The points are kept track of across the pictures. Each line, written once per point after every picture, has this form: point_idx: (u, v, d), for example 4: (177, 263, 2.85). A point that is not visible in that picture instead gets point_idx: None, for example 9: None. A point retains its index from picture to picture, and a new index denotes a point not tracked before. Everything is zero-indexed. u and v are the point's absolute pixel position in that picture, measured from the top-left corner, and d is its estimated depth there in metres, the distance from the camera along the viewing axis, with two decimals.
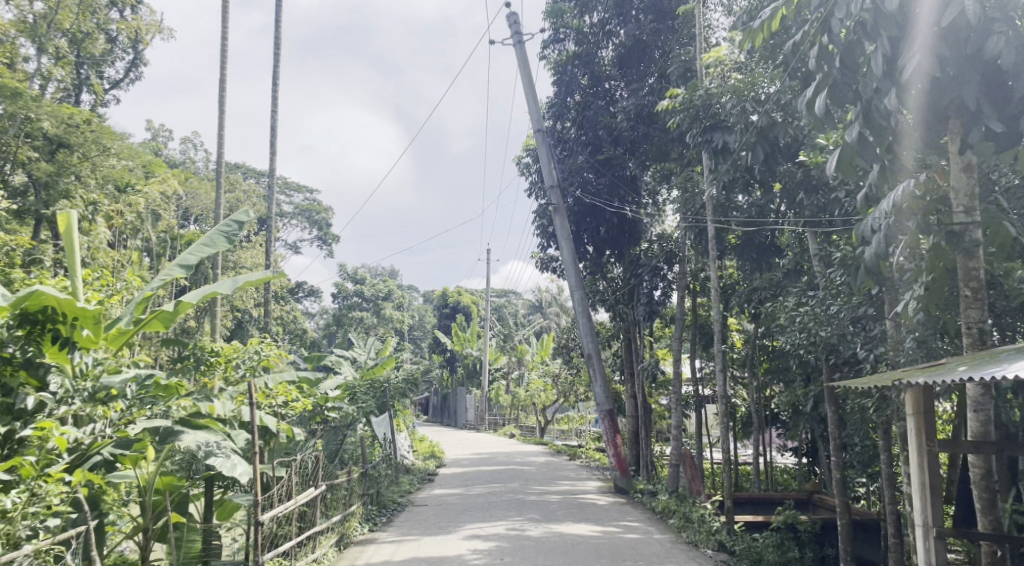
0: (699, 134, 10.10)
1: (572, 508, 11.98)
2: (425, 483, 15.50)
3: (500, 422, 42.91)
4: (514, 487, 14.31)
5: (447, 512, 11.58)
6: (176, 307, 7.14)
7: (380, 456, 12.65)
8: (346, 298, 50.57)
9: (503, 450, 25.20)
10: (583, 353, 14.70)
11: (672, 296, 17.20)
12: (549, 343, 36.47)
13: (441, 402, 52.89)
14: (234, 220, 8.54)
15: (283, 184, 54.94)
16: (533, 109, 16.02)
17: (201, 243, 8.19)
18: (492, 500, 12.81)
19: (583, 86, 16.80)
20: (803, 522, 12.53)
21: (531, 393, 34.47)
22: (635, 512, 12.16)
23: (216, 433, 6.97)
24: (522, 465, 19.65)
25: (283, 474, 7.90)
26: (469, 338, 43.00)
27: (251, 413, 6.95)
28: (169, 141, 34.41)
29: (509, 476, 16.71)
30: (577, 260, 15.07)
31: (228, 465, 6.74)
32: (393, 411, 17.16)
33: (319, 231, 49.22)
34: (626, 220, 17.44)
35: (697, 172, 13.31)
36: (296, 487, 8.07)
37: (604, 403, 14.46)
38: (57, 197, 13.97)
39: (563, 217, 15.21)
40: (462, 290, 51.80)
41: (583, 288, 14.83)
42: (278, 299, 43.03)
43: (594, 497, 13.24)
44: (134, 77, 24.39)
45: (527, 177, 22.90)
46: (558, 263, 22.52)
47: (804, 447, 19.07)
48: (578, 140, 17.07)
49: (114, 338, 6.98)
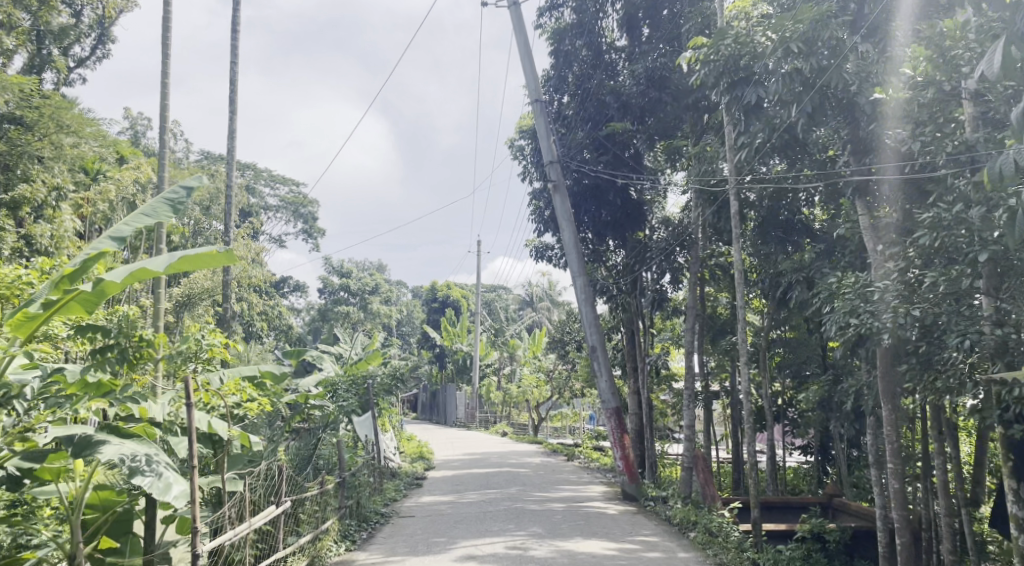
0: (727, 91, 8.72)
1: (578, 520, 10.64)
2: (414, 488, 14.19)
3: (491, 420, 41.60)
4: (512, 493, 13.01)
5: (437, 524, 10.24)
6: (98, 288, 5.81)
7: (365, 460, 11.35)
8: (332, 293, 49.15)
9: (496, 450, 23.89)
10: (586, 346, 13.34)
11: (681, 283, 15.97)
12: (541, 338, 35.22)
13: (430, 400, 51.51)
14: (181, 186, 7.01)
15: (266, 176, 53.40)
16: (531, 79, 14.64)
17: (141, 212, 6.68)
18: (488, 509, 11.50)
19: (582, 57, 15.50)
20: (833, 531, 11.37)
21: (523, 389, 33.08)
22: (648, 523, 10.86)
23: (147, 444, 5.67)
24: (518, 467, 18.32)
25: (237, 490, 6.50)
26: (458, 333, 41.67)
27: (190, 417, 5.57)
28: (145, 129, 32.94)
29: (505, 481, 15.37)
30: (580, 242, 13.71)
31: (160, 485, 5.41)
32: (377, 411, 15.82)
33: (304, 225, 47.74)
34: (630, 202, 16.10)
35: (712, 145, 12.02)
36: (250, 507, 6.70)
37: (611, 400, 13.14)
38: (15, 180, 12.12)
39: (564, 195, 13.74)
40: (451, 284, 50.49)
41: (586, 273, 13.49)
42: (262, 294, 41.59)
43: (601, 505, 11.93)
44: (101, 55, 22.88)
45: (519, 161, 21.59)
46: (553, 252, 21.30)
47: (814, 445, 17.90)
48: (578, 115, 15.76)
49: (18, 324, 5.72)
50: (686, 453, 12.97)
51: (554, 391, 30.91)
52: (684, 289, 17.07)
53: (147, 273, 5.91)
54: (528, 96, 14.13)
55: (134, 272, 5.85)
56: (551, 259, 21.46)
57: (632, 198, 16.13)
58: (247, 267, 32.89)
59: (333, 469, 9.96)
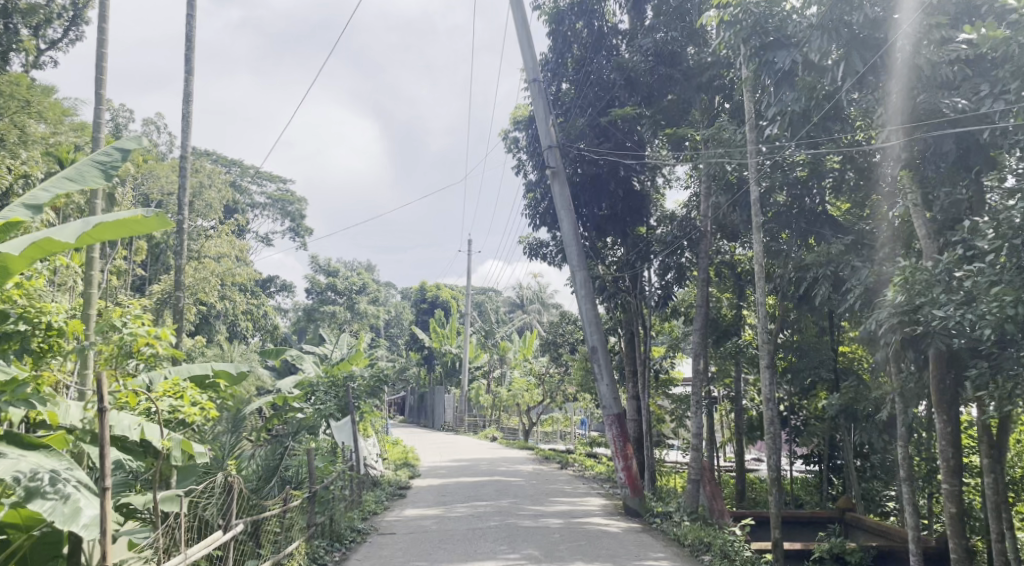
0: None
1: (579, 540, 9.55)
2: (396, 499, 13.10)
3: (480, 423, 40.52)
4: (503, 506, 11.94)
5: (420, 545, 9.13)
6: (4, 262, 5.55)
7: (342, 469, 10.27)
8: (319, 292, 47.97)
9: (485, 456, 22.79)
10: (586, 345, 12.30)
11: (686, 282, 14.92)
12: (533, 341, 34.22)
13: (417, 403, 50.34)
14: (117, 147, 6.57)
15: (253, 172, 52.09)
16: (529, 59, 13.50)
17: (64, 175, 6.32)
18: (477, 525, 10.42)
19: (582, 39, 14.49)
20: (852, 553, 10.47)
21: (513, 393, 31.90)
22: (655, 544, 9.81)
23: (56, 457, 5.32)
24: (509, 475, 17.23)
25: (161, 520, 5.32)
26: (448, 335, 40.62)
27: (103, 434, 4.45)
28: (125, 121, 31.69)
29: (495, 491, 14.27)
30: (580, 234, 12.59)
31: (66, 509, 4.90)
32: (359, 415, 14.71)
33: (292, 223, 46.53)
34: (633, 193, 15.10)
35: (725, 130, 11.02)
36: (186, 535, 5.59)
37: (612, 405, 12.11)
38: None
39: (563, 181, 12.60)
40: (441, 285, 49.48)
41: (587, 268, 12.44)
42: (246, 293, 40.39)
43: (602, 521, 10.89)
44: (75, 38, 21.65)
45: (513, 154, 20.56)
46: (547, 249, 20.33)
47: (818, 454, 16.97)
48: (577, 102, 14.72)
49: None
50: (693, 465, 11.86)
51: (546, 396, 29.88)
52: (687, 289, 16.07)
53: (54, 245, 5.54)
54: (525, 74, 12.98)
55: (39, 245, 5.50)
56: (546, 256, 20.46)
57: (634, 190, 15.10)
58: (231, 264, 31.76)
59: (302, 482, 8.87)
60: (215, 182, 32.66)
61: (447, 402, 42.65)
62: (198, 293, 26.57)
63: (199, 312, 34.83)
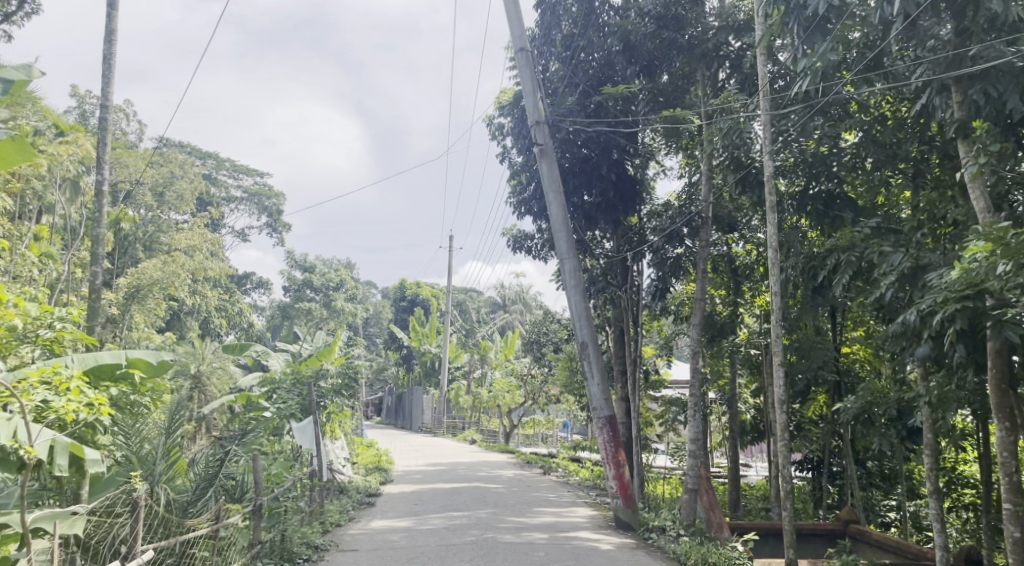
0: None
1: (566, 559, 8.41)
2: (365, 509, 11.92)
3: (459, 425, 39.29)
4: (482, 518, 10.77)
5: (385, 564, 7.93)
6: None
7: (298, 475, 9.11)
8: (295, 289, 46.62)
9: (464, 460, 21.65)
10: (575, 341, 11.19)
11: (681, 278, 13.80)
12: (514, 341, 33.15)
13: (395, 403, 49.08)
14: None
15: (230, 166, 50.65)
16: (515, 29, 12.31)
17: None
18: (451, 540, 9.23)
19: (572, 11, 13.30)
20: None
21: (494, 394, 30.70)
22: (653, 564, 8.69)
23: None
24: (488, 481, 16.09)
25: None
26: (427, 334, 39.62)
27: None
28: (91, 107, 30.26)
29: (473, 500, 13.11)
30: (570, 218, 11.44)
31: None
32: (327, 416, 13.57)
33: (268, 218, 45.16)
34: (626, 178, 13.97)
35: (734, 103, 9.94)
36: None
37: (603, 408, 11.00)
38: None
39: (552, 160, 11.48)
40: (421, 283, 48.25)
41: (577, 257, 11.30)
42: (218, 288, 39.04)
43: (592, 537, 9.75)
44: (30, 12, 20.27)
45: (498, 141, 19.46)
46: (533, 242, 19.31)
47: (815, 460, 15.96)
48: (567, 79, 13.58)
49: None
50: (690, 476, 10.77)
51: (528, 398, 28.79)
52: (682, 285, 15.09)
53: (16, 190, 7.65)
54: (510, 42, 11.85)
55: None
56: (530, 249, 19.44)
57: (627, 174, 13.96)
58: (202, 258, 30.47)
59: (244, 495, 7.88)
60: (188, 173, 31.30)
61: (425, 403, 41.40)
62: (165, 287, 25.30)
63: (168, 307, 33.45)
